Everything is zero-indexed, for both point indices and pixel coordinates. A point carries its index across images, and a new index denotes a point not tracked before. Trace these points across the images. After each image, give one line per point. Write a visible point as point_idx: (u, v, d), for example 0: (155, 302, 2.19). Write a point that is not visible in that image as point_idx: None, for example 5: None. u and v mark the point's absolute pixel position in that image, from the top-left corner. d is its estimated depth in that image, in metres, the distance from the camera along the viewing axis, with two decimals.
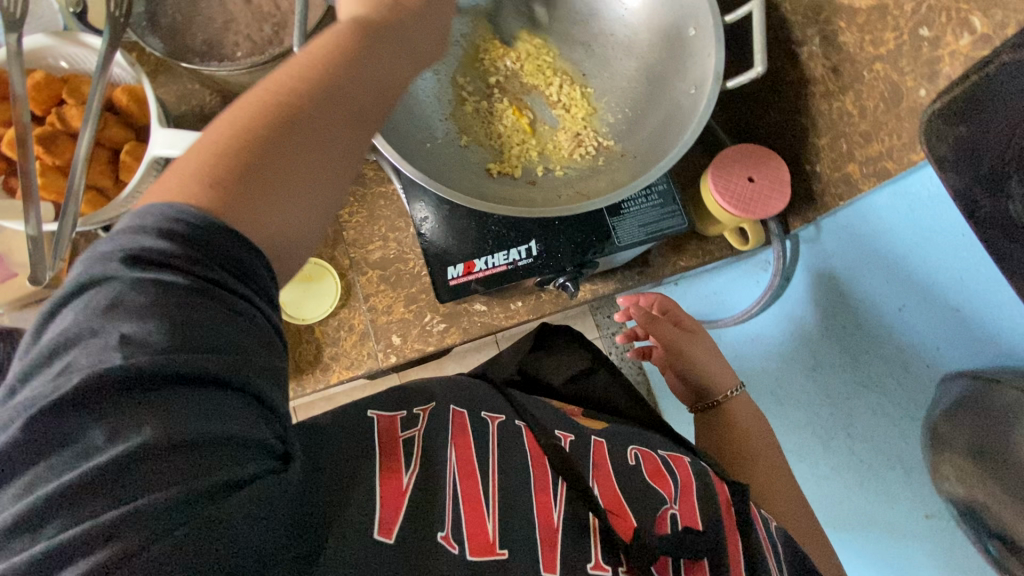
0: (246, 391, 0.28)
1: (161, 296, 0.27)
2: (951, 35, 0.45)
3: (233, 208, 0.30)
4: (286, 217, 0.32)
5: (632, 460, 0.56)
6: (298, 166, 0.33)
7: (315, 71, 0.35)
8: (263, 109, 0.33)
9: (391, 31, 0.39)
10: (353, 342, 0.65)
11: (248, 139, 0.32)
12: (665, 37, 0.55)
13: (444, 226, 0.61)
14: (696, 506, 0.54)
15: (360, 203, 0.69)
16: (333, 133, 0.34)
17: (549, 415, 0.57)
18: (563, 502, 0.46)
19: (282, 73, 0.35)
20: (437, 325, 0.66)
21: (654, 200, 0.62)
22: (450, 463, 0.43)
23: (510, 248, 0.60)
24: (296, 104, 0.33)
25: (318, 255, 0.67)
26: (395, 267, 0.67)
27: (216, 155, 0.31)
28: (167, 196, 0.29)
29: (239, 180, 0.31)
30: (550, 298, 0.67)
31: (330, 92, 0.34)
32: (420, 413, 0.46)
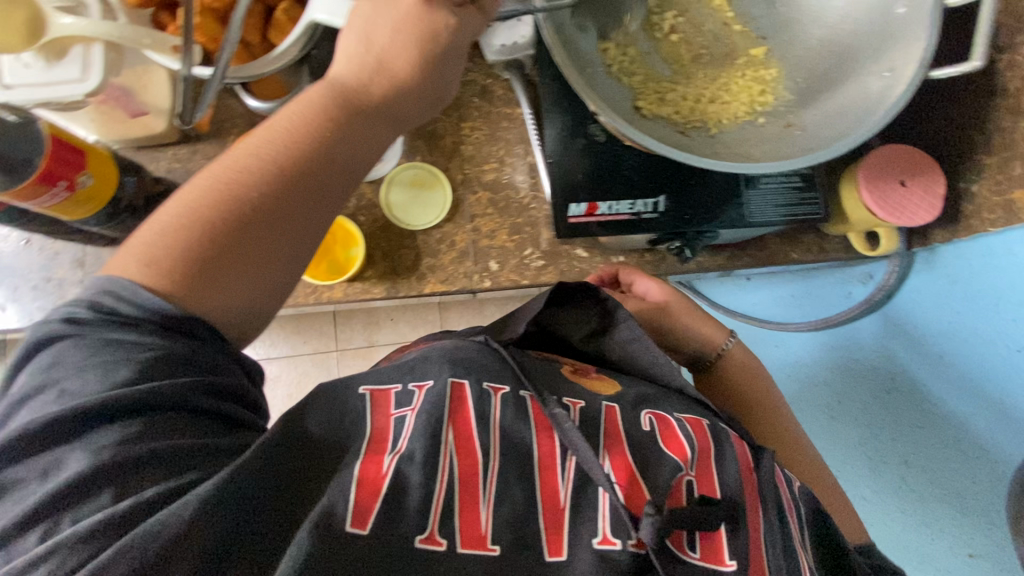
0: (185, 408, 0.35)
1: (127, 348, 0.34)
2: None
3: (188, 294, 0.36)
4: (245, 293, 0.38)
5: (647, 427, 0.51)
6: (280, 246, 0.39)
7: (245, 170, 0.39)
8: (229, 190, 0.38)
9: (372, 109, 0.44)
10: (452, 259, 0.65)
11: (252, 197, 0.38)
12: (866, 11, 0.51)
13: (573, 159, 0.57)
14: (715, 474, 0.49)
15: (484, 120, 0.67)
16: (315, 216, 0.41)
17: (552, 379, 0.51)
18: (570, 481, 0.42)
19: (259, 143, 0.41)
20: (536, 261, 0.65)
21: (793, 183, 0.59)
22: (446, 444, 0.40)
23: (639, 199, 0.57)
24: (273, 184, 0.39)
25: (433, 163, 0.66)
26: (506, 193, 0.66)
27: (195, 223, 0.37)
28: (121, 271, 0.36)
29: (206, 260, 0.37)
30: (654, 260, 0.66)
31: (308, 158, 0.41)
32: (416, 390, 0.43)
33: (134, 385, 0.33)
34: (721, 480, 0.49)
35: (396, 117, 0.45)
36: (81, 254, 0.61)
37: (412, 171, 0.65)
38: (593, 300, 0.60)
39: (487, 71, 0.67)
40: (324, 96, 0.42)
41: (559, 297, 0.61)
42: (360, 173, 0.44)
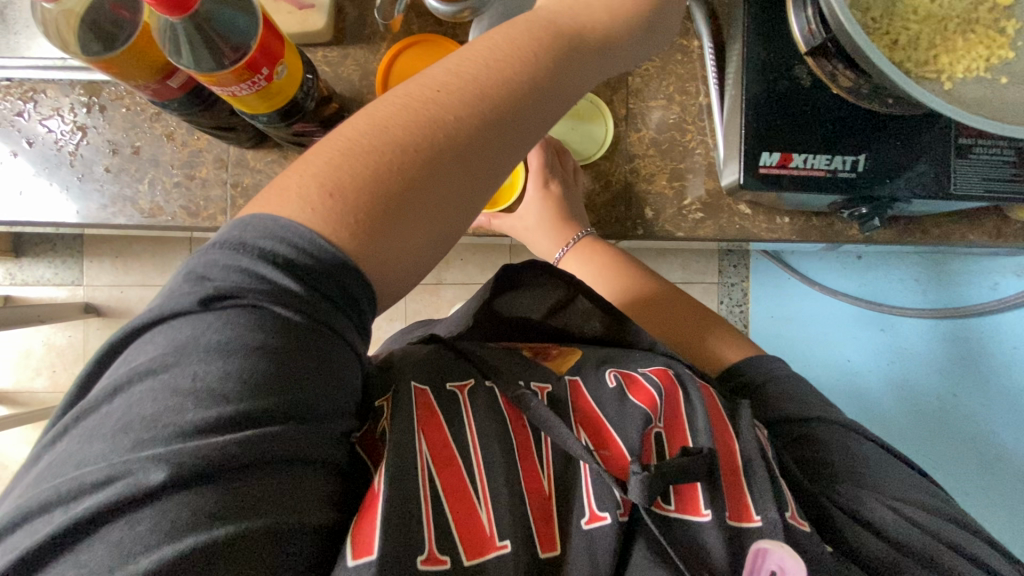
0: (303, 452, 0.30)
1: (263, 351, 0.29)
2: None
3: (368, 251, 0.32)
4: (415, 247, 0.34)
5: (612, 386, 0.49)
6: (449, 196, 0.35)
7: (434, 108, 0.34)
8: (419, 114, 0.34)
9: (579, 51, 0.39)
10: (604, 200, 0.62)
11: (427, 142, 0.34)
12: None
13: (772, 103, 0.52)
14: (684, 419, 0.47)
15: (657, 50, 0.60)
16: (486, 171, 0.36)
17: (498, 358, 0.50)
18: (549, 464, 0.43)
19: (441, 77, 0.36)
20: (694, 212, 0.61)
21: (1009, 156, 0.53)
22: (420, 452, 0.39)
23: (837, 155, 0.52)
24: (460, 128, 0.35)
25: (596, 93, 0.60)
26: (671, 135, 0.61)
27: (370, 155, 0.33)
28: (285, 203, 0.32)
29: (385, 209, 0.33)
30: (819, 226, 0.61)
31: (500, 100, 0.36)
32: (382, 403, 0.43)
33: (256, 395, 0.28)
34: (693, 425, 0.46)
35: (587, 75, 0.41)
36: (226, 154, 0.59)
37: None
38: (543, 273, 0.61)
39: None
40: (534, 34, 0.38)
41: (514, 281, 0.62)
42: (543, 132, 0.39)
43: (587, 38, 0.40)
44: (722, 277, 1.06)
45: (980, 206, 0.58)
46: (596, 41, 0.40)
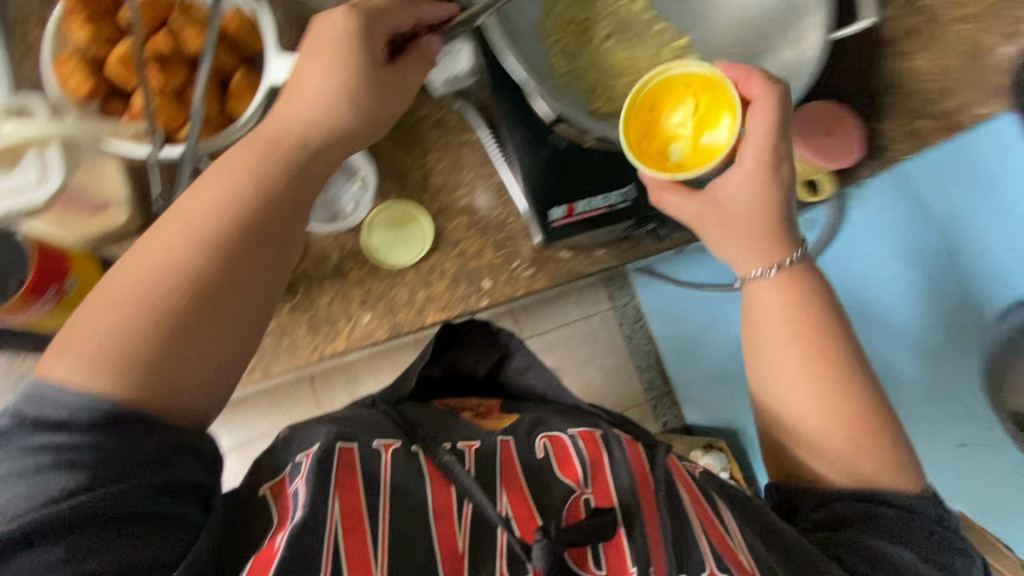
0: (130, 517, 0.37)
1: (66, 457, 0.36)
2: None
3: (147, 394, 0.39)
4: (195, 374, 0.40)
5: (541, 452, 0.56)
6: (213, 320, 0.41)
7: (197, 257, 0.42)
8: (179, 266, 0.41)
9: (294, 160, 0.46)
10: (445, 286, 0.66)
11: (176, 289, 0.41)
12: None
13: (544, 169, 0.62)
14: (611, 485, 0.54)
15: (446, 150, 0.69)
16: (243, 294, 0.42)
17: (433, 428, 0.56)
18: (467, 527, 0.49)
19: (174, 232, 0.42)
20: (525, 271, 0.68)
21: None
22: (332, 516, 0.46)
23: (609, 192, 0.62)
24: (200, 267, 0.41)
25: (406, 199, 0.67)
26: (483, 214, 0.68)
27: (136, 308, 0.40)
28: (65, 369, 0.38)
29: (152, 353, 0.39)
30: (631, 247, 0.69)
31: (232, 230, 0.43)
32: (302, 459, 0.49)
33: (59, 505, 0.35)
34: (617, 486, 0.54)
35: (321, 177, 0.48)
36: None
37: (387, 212, 0.66)
38: (482, 335, 0.65)
39: (437, 104, 0.69)
40: (255, 165, 0.45)
41: (453, 340, 0.65)
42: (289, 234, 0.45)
43: (304, 146, 0.47)
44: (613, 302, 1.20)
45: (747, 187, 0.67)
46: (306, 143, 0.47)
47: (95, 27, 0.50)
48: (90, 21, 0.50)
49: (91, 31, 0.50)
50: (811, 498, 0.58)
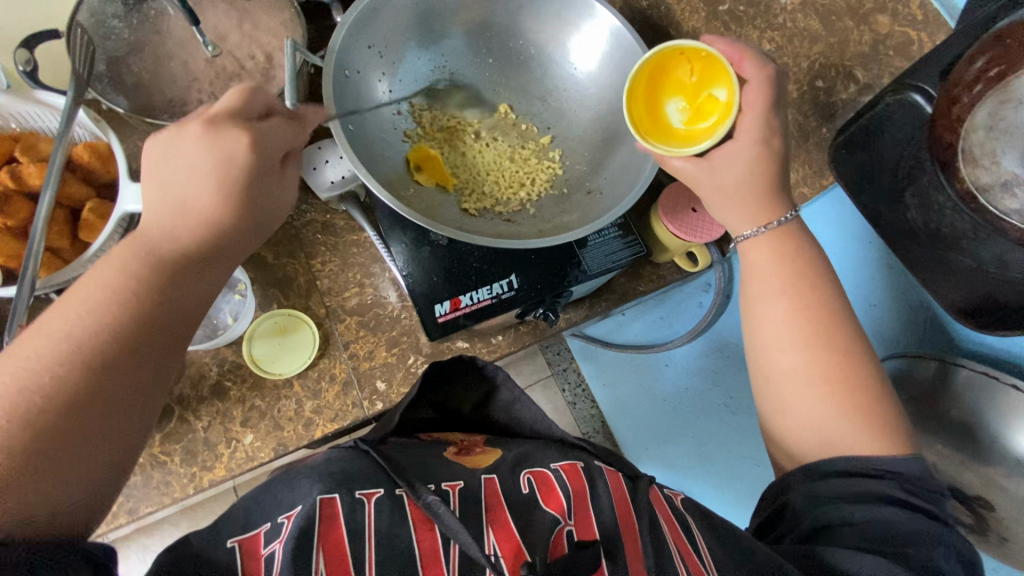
0: None
1: None
2: (841, 84, 0.59)
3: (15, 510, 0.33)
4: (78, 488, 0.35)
5: (527, 487, 0.51)
6: (100, 430, 0.37)
7: (87, 349, 0.37)
8: (66, 364, 0.36)
9: (174, 258, 0.41)
10: (336, 393, 0.63)
11: (59, 400, 0.36)
12: (613, 90, 0.63)
13: (428, 266, 0.63)
14: (592, 515, 0.49)
15: (333, 252, 0.68)
16: (144, 384, 0.39)
17: (427, 468, 0.49)
18: (457, 569, 0.42)
19: (47, 346, 0.37)
20: (421, 366, 0.66)
21: (614, 233, 0.68)
22: (318, 573, 0.38)
23: (493, 283, 0.63)
24: (83, 369, 0.37)
25: (292, 306, 0.65)
26: (374, 312, 0.67)
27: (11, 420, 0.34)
28: None
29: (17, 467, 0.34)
30: (529, 330, 0.70)
31: (123, 333, 0.38)
32: (285, 521, 0.41)
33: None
34: (596, 502, 0.50)
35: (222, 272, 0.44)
36: None
37: (271, 320, 0.63)
38: (472, 371, 0.59)
39: (323, 208, 0.69)
40: (127, 270, 0.40)
41: (442, 377, 0.59)
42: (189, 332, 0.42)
43: (186, 250, 0.42)
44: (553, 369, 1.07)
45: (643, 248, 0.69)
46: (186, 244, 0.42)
47: None
48: None
49: None
50: (805, 500, 0.50)
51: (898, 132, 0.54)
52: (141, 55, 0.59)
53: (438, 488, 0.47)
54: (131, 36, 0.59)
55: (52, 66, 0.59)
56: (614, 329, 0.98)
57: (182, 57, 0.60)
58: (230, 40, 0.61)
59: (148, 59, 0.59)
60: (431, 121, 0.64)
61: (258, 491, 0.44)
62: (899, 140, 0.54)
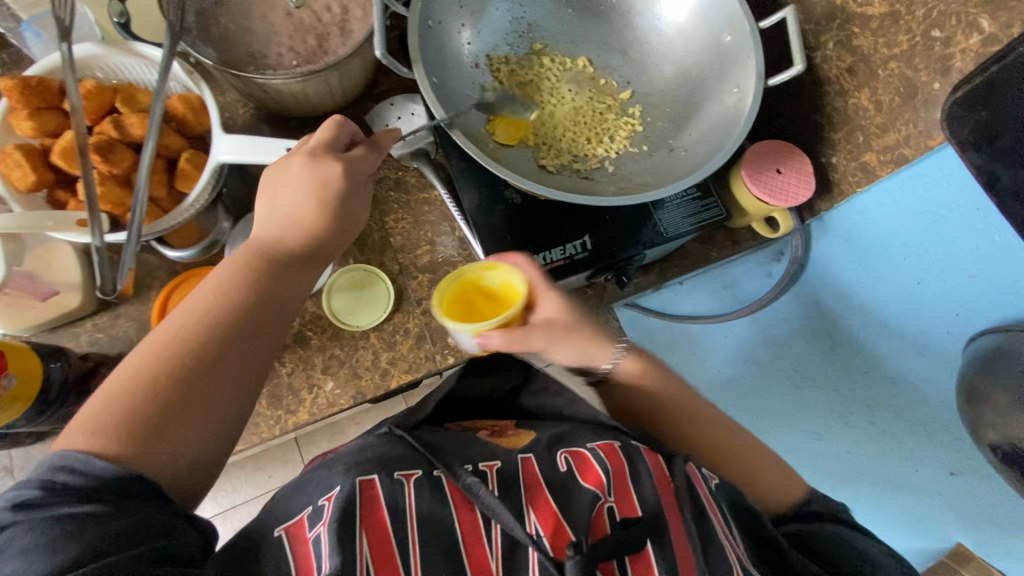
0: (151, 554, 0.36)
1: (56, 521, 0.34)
2: (962, 35, 0.54)
3: (142, 452, 0.37)
4: (184, 450, 0.39)
5: (562, 466, 0.53)
6: (217, 399, 0.41)
7: (200, 332, 0.42)
8: (177, 344, 0.41)
9: (292, 256, 0.49)
10: (410, 346, 0.64)
11: (161, 370, 0.40)
12: (701, 43, 0.60)
13: (502, 225, 0.63)
14: (631, 492, 0.52)
15: (406, 209, 0.69)
16: (244, 363, 0.43)
17: (461, 450, 0.52)
18: (498, 549, 0.45)
19: (187, 312, 0.43)
20: None
21: (692, 195, 0.66)
22: (363, 550, 0.42)
23: (567, 243, 0.63)
24: (202, 341, 0.42)
25: (367, 261, 0.66)
26: (445, 270, 0.67)
27: (137, 387, 0.39)
28: (66, 446, 0.36)
29: (156, 409, 0.39)
30: (597, 292, 0.69)
31: (229, 317, 0.44)
32: (325, 503, 0.45)
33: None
34: (636, 483, 0.52)
35: (322, 248, 0.50)
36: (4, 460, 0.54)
37: (348, 274, 0.65)
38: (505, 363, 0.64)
39: (395, 165, 0.69)
40: (252, 265, 0.47)
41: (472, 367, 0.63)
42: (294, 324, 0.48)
43: (293, 249, 0.49)
44: None
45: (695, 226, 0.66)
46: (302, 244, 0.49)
47: (36, 119, 0.51)
48: (31, 114, 0.50)
49: (32, 124, 0.51)
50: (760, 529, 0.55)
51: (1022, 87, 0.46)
52: (226, 7, 0.60)
53: (476, 468, 0.50)
54: None
55: (143, 18, 0.60)
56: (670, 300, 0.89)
57: (265, 9, 0.60)
58: None
59: (233, 11, 0.60)
60: (510, 75, 0.62)
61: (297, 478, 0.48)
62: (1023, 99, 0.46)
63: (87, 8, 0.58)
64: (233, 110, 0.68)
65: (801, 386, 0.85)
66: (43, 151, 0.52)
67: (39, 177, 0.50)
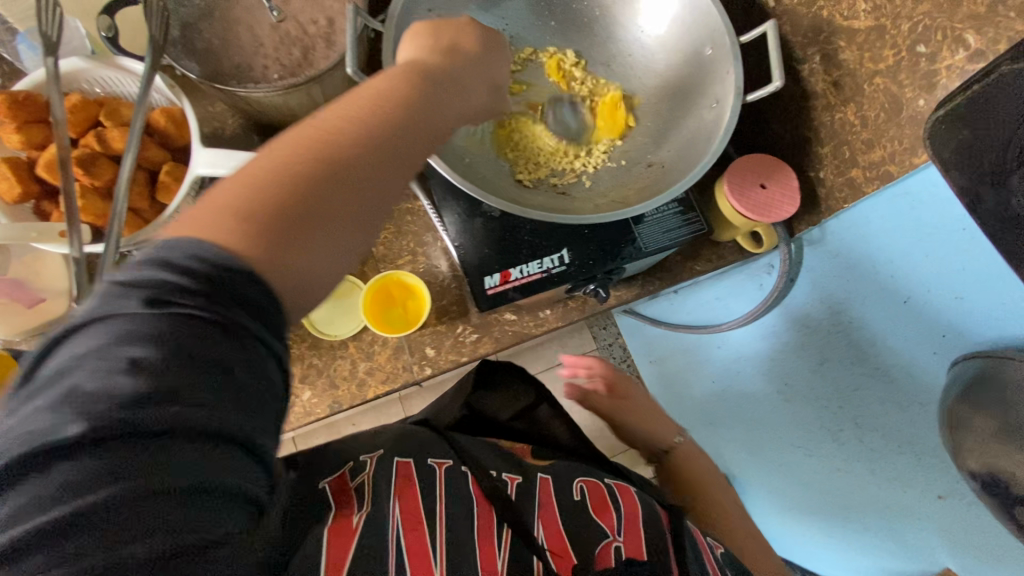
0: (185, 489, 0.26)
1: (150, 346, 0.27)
2: (948, 50, 0.50)
3: (275, 260, 0.31)
4: (313, 269, 0.33)
5: (578, 494, 0.61)
6: (344, 204, 0.35)
7: (354, 123, 0.37)
8: (318, 146, 0.35)
9: (442, 81, 0.43)
10: (388, 356, 0.65)
11: (301, 167, 0.34)
12: (682, 55, 0.59)
13: (479, 238, 0.63)
14: (640, 537, 0.59)
15: (388, 219, 0.69)
16: (396, 167, 0.38)
17: (491, 457, 0.61)
18: (506, 550, 0.51)
19: (322, 121, 0.37)
20: (470, 335, 0.67)
21: (674, 208, 0.65)
22: (393, 514, 0.48)
23: (544, 257, 0.62)
24: (355, 136, 0.36)
25: (348, 271, 0.67)
26: (426, 280, 0.68)
27: (283, 177, 0.33)
28: (196, 230, 0.30)
29: (302, 205, 0.33)
30: (577, 305, 0.69)
31: (382, 128, 0.38)
32: (368, 460, 0.53)
33: (145, 401, 0.26)
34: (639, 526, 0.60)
35: (475, 84, 0.47)
36: None
37: None
38: (518, 378, 0.75)
39: None
40: (406, 83, 0.41)
41: (485, 381, 0.73)
42: (438, 147, 0.42)
43: (441, 67, 0.44)
44: (598, 343, 0.99)
45: (681, 235, 0.65)
46: (451, 70, 0.45)
47: (23, 133, 0.52)
48: (18, 128, 0.52)
49: (18, 138, 0.52)
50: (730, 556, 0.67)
51: (1008, 109, 0.43)
52: (211, 21, 0.61)
53: (500, 475, 0.58)
54: (202, 2, 0.61)
55: (132, 31, 0.61)
56: (669, 309, 0.89)
57: (250, 22, 0.61)
58: (295, 5, 0.62)
59: (217, 25, 0.61)
60: None
61: (395, 439, 0.57)
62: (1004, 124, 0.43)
63: (78, 21, 0.60)
64: (223, 120, 0.70)
65: (794, 405, 0.84)
66: (30, 163, 0.54)
67: (25, 189, 0.52)
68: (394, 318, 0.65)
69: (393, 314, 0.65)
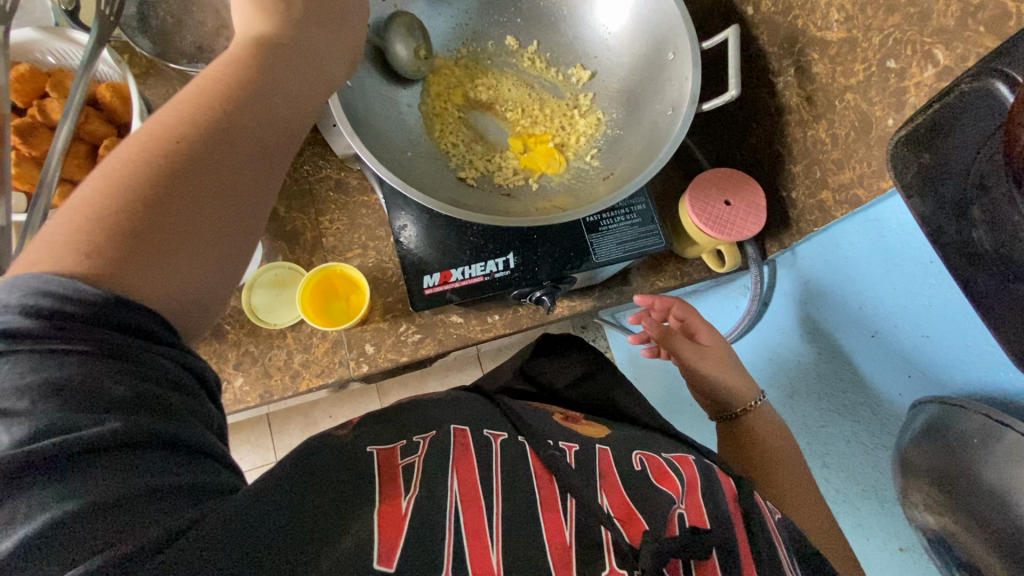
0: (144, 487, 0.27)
1: (62, 371, 0.27)
2: (917, 67, 0.46)
3: (122, 275, 0.29)
4: (181, 275, 0.31)
5: (637, 465, 0.51)
6: (194, 210, 0.32)
7: (195, 119, 0.33)
8: (161, 154, 0.32)
9: (290, 57, 0.38)
10: (325, 349, 0.64)
11: (139, 183, 0.31)
12: (644, 59, 0.56)
13: (423, 232, 0.61)
14: (704, 506, 0.48)
15: (342, 211, 0.68)
16: (243, 155, 0.34)
17: (548, 424, 0.53)
18: (573, 521, 0.41)
19: (157, 122, 0.33)
20: (412, 335, 0.65)
21: (634, 219, 0.62)
22: (452, 491, 0.39)
23: (488, 260, 0.60)
24: (187, 133, 0.33)
25: (295, 259, 0.66)
26: (374, 275, 0.66)
27: (121, 192, 0.30)
28: (42, 261, 0.29)
29: (142, 221, 0.30)
30: (528, 312, 0.67)
31: (216, 120, 0.34)
32: (420, 439, 0.44)
33: (65, 430, 0.26)
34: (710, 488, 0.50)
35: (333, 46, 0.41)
36: None
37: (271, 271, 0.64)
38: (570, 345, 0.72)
39: (338, 165, 0.69)
40: (240, 65, 0.36)
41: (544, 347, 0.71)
42: (299, 130, 0.39)
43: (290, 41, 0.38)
44: None
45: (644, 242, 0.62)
46: (298, 46, 0.39)
47: None
48: None
49: None
50: None
51: (967, 129, 0.40)
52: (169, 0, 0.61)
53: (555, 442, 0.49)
54: None
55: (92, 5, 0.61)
56: None
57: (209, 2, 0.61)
58: None
59: (175, 4, 0.60)
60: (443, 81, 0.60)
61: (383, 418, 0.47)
62: (963, 144, 0.41)
63: None
64: None
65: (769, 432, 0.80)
66: None
67: None
68: (338, 313, 0.64)
69: (335, 308, 0.64)
